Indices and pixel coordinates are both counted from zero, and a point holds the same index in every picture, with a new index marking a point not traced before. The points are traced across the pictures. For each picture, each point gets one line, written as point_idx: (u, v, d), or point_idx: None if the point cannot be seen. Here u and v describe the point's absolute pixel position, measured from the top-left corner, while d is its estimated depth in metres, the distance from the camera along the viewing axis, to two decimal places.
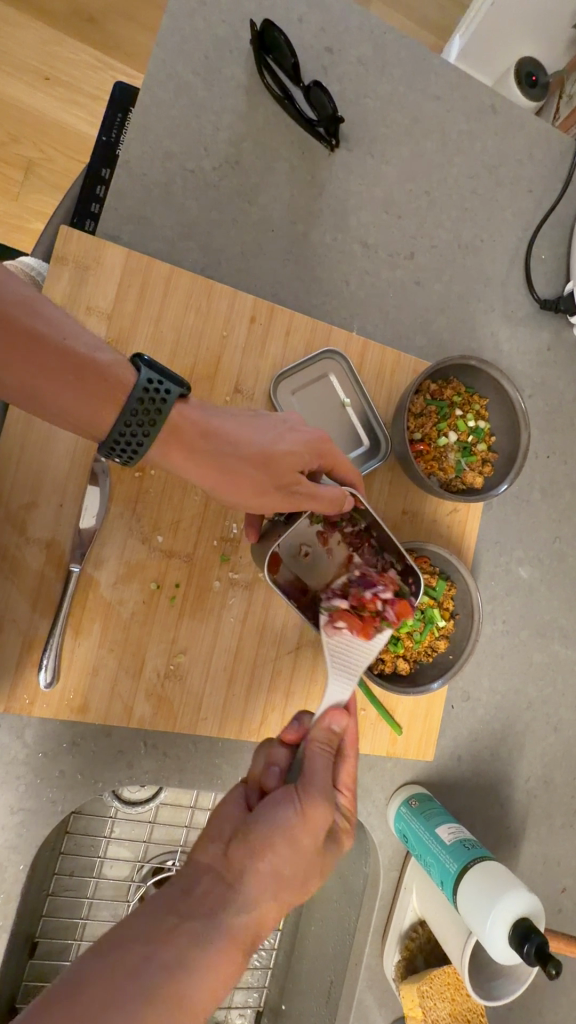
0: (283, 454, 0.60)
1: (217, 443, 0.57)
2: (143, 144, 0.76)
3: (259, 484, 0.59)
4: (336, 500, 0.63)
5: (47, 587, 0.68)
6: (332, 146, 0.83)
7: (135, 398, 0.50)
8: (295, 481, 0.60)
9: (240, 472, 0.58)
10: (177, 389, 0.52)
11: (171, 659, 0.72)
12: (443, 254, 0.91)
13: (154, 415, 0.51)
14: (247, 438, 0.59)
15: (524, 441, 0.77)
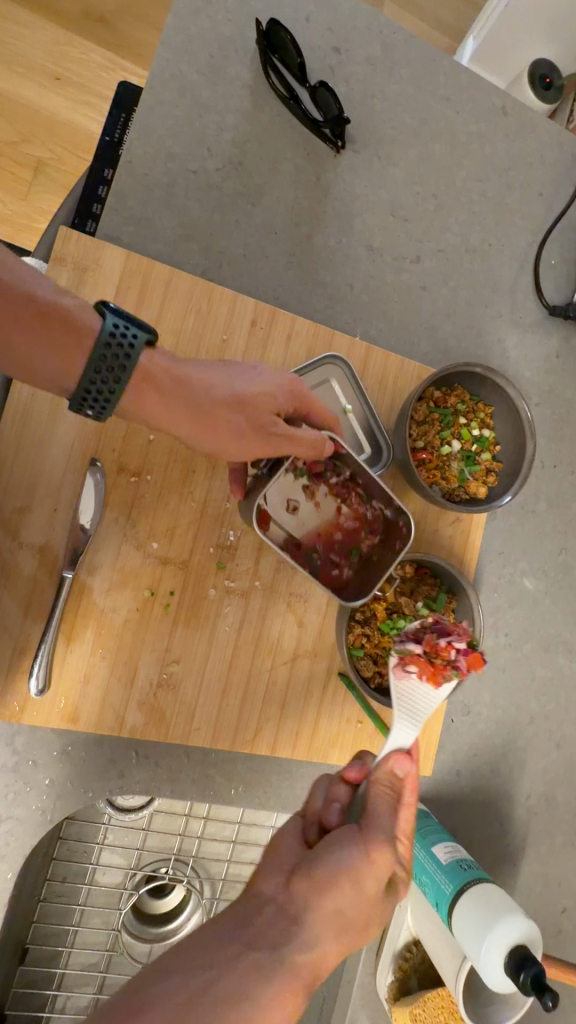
0: (255, 397, 0.60)
1: (190, 389, 0.59)
2: (146, 144, 0.75)
3: (236, 426, 0.59)
4: (316, 446, 0.62)
5: (40, 592, 0.67)
6: (338, 148, 0.82)
7: (103, 343, 0.52)
8: (272, 422, 0.60)
9: (216, 414, 0.59)
10: (144, 335, 0.54)
11: (164, 668, 0.71)
12: (450, 258, 0.89)
13: (124, 362, 0.53)
14: (222, 386, 0.60)
15: (530, 452, 0.75)
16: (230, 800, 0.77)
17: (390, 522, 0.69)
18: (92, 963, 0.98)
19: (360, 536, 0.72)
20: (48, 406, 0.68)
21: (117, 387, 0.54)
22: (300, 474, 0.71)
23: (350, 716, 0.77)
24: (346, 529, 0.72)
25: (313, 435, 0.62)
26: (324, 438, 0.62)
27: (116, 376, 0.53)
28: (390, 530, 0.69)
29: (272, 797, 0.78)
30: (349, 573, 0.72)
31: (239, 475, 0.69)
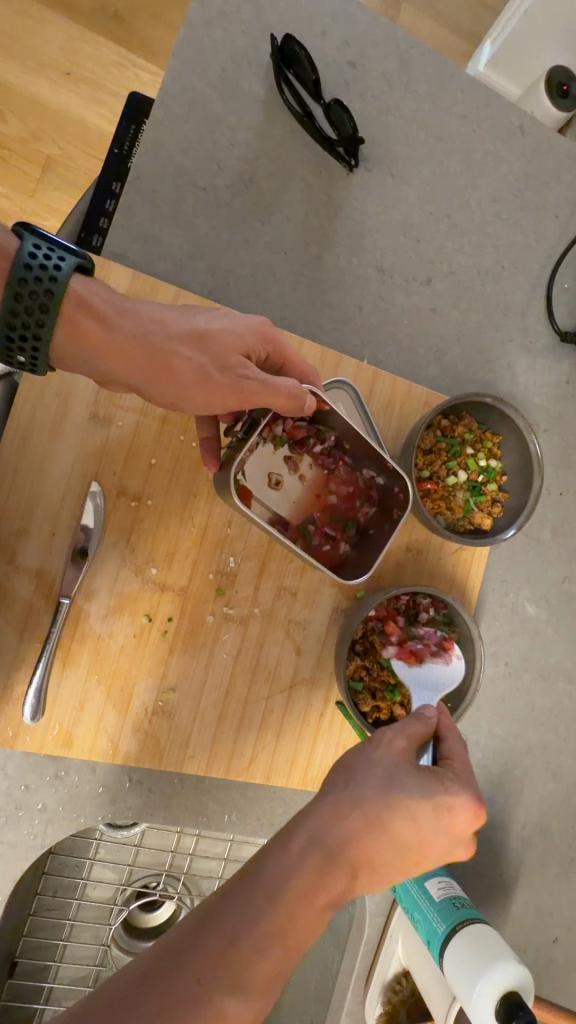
0: (218, 334, 0.60)
1: (138, 319, 0.58)
2: (154, 159, 0.74)
3: (202, 369, 0.59)
4: (294, 398, 0.60)
5: (36, 618, 0.66)
6: (351, 166, 0.81)
7: (23, 263, 0.51)
8: (241, 362, 0.60)
9: (172, 351, 0.58)
10: (71, 257, 0.52)
11: (160, 695, 0.70)
12: (461, 280, 0.87)
13: (49, 283, 0.51)
14: (179, 322, 0.60)
15: (536, 485, 0.74)
16: (223, 827, 0.76)
17: (384, 489, 0.70)
18: (82, 976, 0.99)
19: (354, 506, 0.72)
20: (49, 429, 0.67)
21: (46, 321, 0.53)
22: (281, 444, 0.70)
23: (346, 745, 0.76)
24: (337, 502, 0.72)
25: (291, 384, 0.60)
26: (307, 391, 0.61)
27: (42, 300, 0.52)
28: (386, 498, 0.70)
29: (265, 825, 0.77)
30: (346, 547, 0.72)
31: (212, 450, 0.68)
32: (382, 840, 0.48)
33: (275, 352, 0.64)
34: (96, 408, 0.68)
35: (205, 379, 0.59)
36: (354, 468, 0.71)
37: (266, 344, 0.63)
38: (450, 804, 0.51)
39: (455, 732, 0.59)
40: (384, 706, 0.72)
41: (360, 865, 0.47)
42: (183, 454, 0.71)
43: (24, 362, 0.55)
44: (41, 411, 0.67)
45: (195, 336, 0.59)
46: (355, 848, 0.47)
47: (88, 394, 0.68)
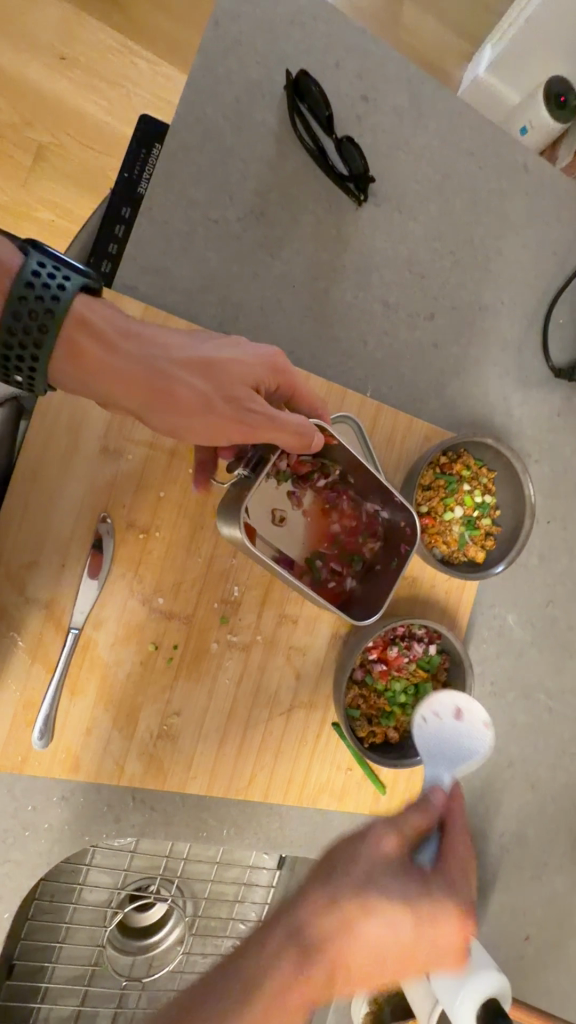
0: (225, 366, 0.60)
1: (145, 348, 0.57)
2: (167, 189, 0.74)
3: (207, 401, 0.59)
4: (303, 434, 0.61)
5: (45, 646, 0.68)
6: (360, 202, 0.82)
7: (24, 282, 0.48)
8: (249, 396, 0.60)
9: (180, 383, 0.58)
10: (77, 278, 0.50)
11: (165, 720, 0.73)
12: (462, 315, 0.90)
13: (52, 304, 0.49)
14: (184, 349, 0.60)
15: (526, 526, 0.78)
16: (222, 841, 0.80)
17: (389, 522, 0.73)
18: (77, 975, 1.02)
19: (358, 538, 0.74)
20: (59, 463, 0.68)
21: (47, 340, 0.50)
22: (284, 480, 0.73)
23: (341, 765, 0.80)
24: (343, 535, 0.74)
25: (300, 421, 0.61)
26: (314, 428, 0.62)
27: (43, 320, 0.49)
28: (391, 534, 0.73)
29: (262, 838, 0.81)
30: (352, 581, 0.75)
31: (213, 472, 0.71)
32: (361, 946, 0.48)
33: (280, 380, 0.64)
34: (107, 443, 0.69)
35: (211, 409, 0.59)
36: (357, 502, 0.73)
37: (276, 375, 0.64)
38: (434, 910, 0.51)
39: (460, 833, 0.55)
40: (379, 730, 0.77)
41: (342, 961, 0.48)
42: (190, 487, 0.73)
43: (19, 381, 0.52)
44: (52, 445, 0.68)
45: (200, 365, 0.59)
46: (336, 950, 0.47)
47: (99, 428, 0.69)
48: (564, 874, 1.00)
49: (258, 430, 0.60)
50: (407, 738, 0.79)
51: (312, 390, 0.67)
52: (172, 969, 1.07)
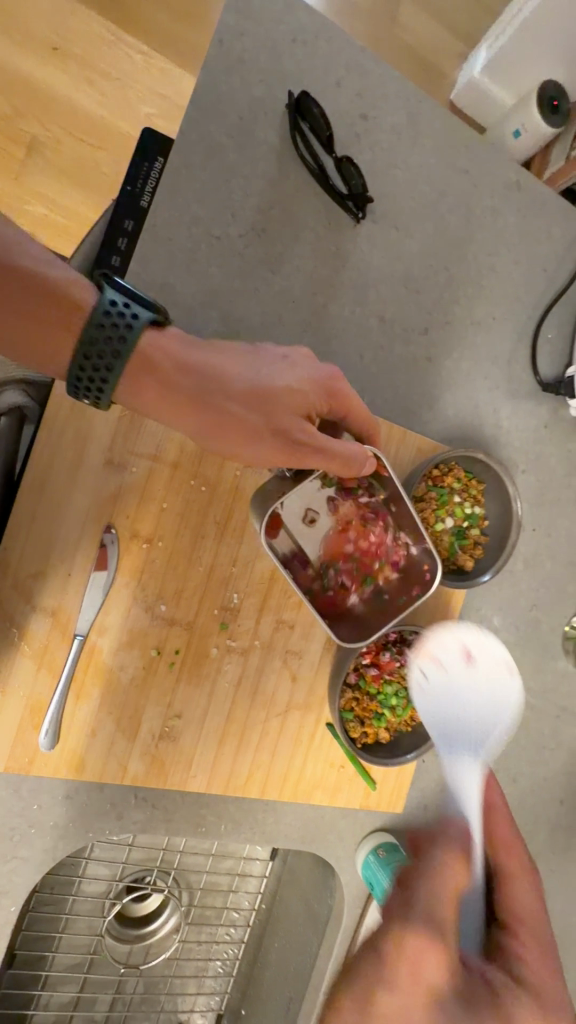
0: (279, 395, 0.64)
1: (201, 377, 0.62)
2: (171, 207, 0.76)
3: (254, 429, 0.63)
4: (351, 461, 0.65)
5: (52, 652, 0.70)
6: (359, 219, 0.84)
7: (101, 314, 0.54)
8: (299, 424, 0.64)
9: (229, 411, 0.62)
10: (145, 312, 0.56)
11: (167, 722, 0.76)
12: (455, 331, 0.93)
13: (124, 333, 0.55)
14: (237, 377, 0.64)
15: (512, 539, 0.82)
16: (220, 835, 0.83)
17: (413, 559, 0.75)
18: (76, 964, 1.05)
19: (379, 559, 0.76)
20: (65, 475, 0.70)
21: (116, 365, 0.56)
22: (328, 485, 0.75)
23: (334, 762, 0.84)
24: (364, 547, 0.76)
25: (350, 450, 0.65)
26: (361, 457, 0.65)
27: (115, 347, 0.55)
28: (414, 566, 0.75)
29: (258, 832, 0.85)
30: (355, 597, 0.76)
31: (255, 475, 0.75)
32: None
33: (333, 406, 0.67)
34: (112, 456, 0.71)
35: (259, 436, 0.63)
36: (392, 527, 0.76)
37: (331, 404, 0.67)
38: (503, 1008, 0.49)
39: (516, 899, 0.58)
40: (370, 730, 0.80)
41: None
42: (192, 498, 0.75)
43: (85, 400, 0.57)
44: (58, 458, 0.70)
45: (254, 395, 0.63)
46: None
47: (103, 441, 0.71)
48: (542, 863, 1.05)
49: (303, 460, 0.64)
50: (397, 737, 0.82)
51: (367, 413, 0.69)
52: (168, 956, 1.11)
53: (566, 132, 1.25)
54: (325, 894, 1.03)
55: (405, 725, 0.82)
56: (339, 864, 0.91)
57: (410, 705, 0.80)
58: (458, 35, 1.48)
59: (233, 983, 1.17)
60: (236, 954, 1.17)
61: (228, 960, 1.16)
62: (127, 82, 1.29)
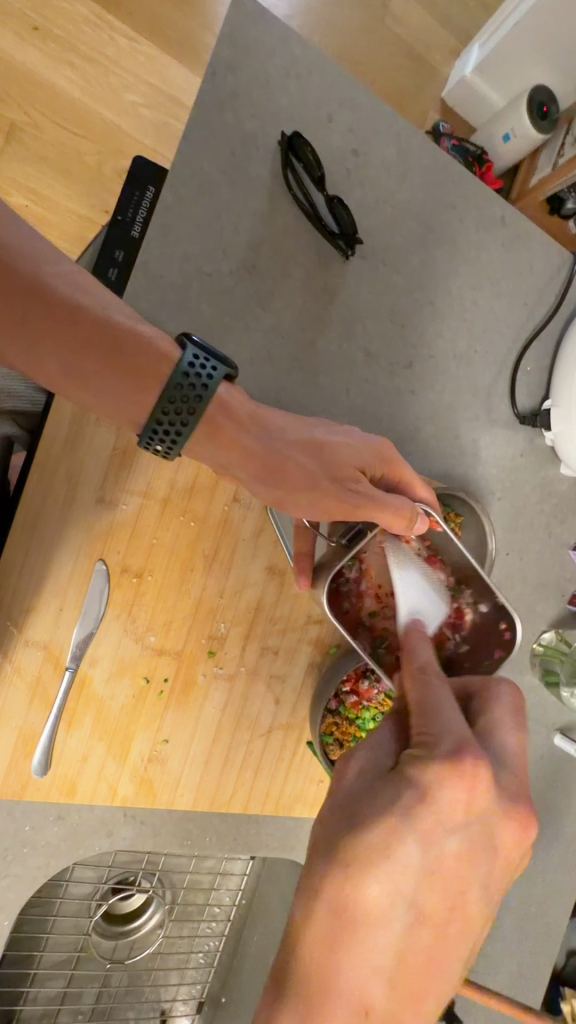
0: (339, 455, 0.68)
1: (264, 433, 0.65)
2: (162, 244, 0.76)
3: (313, 478, 0.66)
4: (404, 510, 0.66)
5: (44, 684, 0.73)
6: (348, 256, 0.85)
7: (181, 372, 0.56)
8: (354, 478, 0.67)
9: (289, 463, 0.66)
10: (223, 368, 0.58)
11: (156, 746, 0.79)
12: (438, 364, 0.95)
13: (201, 391, 0.57)
14: (298, 435, 0.67)
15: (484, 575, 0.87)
16: (205, 847, 0.88)
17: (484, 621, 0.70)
18: (64, 960, 1.10)
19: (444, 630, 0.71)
20: (58, 513, 0.72)
21: (192, 418, 0.59)
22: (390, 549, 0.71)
23: (314, 777, 0.88)
24: None
25: (404, 502, 0.66)
26: (413, 508, 0.67)
27: (192, 404, 0.57)
28: (487, 627, 0.70)
29: (241, 842, 0.90)
30: None
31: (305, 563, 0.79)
32: (374, 891, 0.50)
33: (386, 468, 0.71)
34: (104, 494, 0.73)
35: (316, 486, 0.67)
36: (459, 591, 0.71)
37: (384, 465, 0.71)
38: (431, 792, 0.52)
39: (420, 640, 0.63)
40: (348, 751, 0.85)
41: (353, 909, 0.50)
42: (183, 532, 0.77)
43: (157, 447, 0.60)
44: (51, 497, 0.72)
45: (313, 447, 0.67)
46: (351, 908, 0.50)
47: (95, 480, 0.73)
48: None
49: (359, 512, 0.66)
50: None
51: (421, 477, 0.72)
52: (152, 951, 1.16)
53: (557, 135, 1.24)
54: None
55: None
56: None
57: None
58: (449, 39, 1.47)
59: (213, 973, 1.22)
60: (217, 948, 1.23)
61: (209, 954, 1.22)
62: (114, 79, 1.26)
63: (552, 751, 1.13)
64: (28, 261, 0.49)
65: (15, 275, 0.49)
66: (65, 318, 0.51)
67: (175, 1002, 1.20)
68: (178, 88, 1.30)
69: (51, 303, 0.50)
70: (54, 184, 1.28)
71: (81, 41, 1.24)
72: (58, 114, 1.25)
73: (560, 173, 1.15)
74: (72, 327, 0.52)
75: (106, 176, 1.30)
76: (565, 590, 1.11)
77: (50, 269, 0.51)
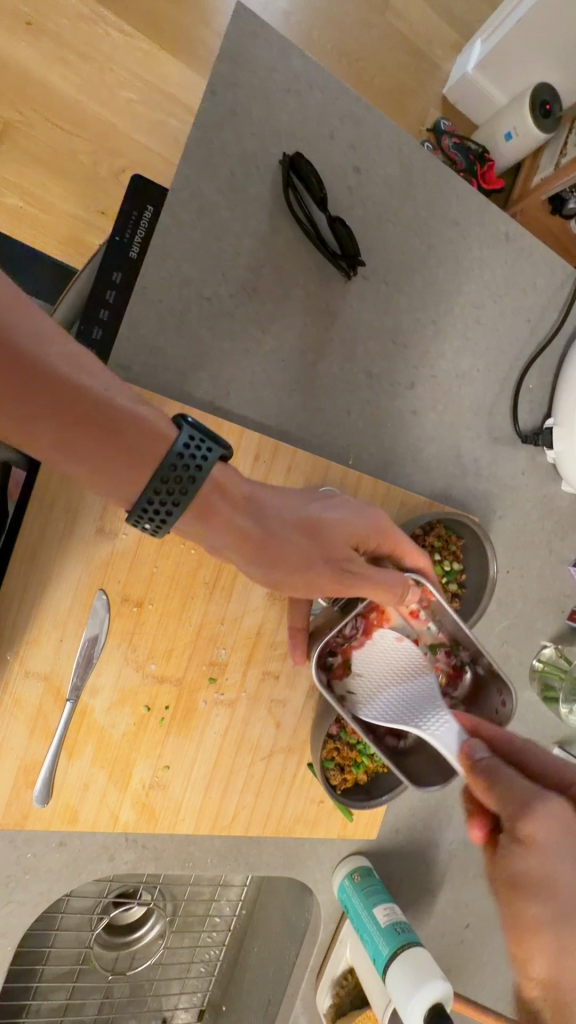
0: (333, 532, 0.68)
1: (257, 507, 0.64)
2: (161, 268, 0.75)
3: (310, 556, 0.66)
4: (388, 584, 0.70)
5: (45, 716, 0.73)
6: (349, 276, 0.84)
7: (175, 454, 0.55)
8: (348, 557, 0.69)
9: (285, 541, 0.65)
10: (219, 449, 0.58)
11: (157, 772, 0.79)
12: (441, 384, 0.94)
13: (193, 473, 0.56)
14: (290, 509, 0.66)
15: (484, 601, 0.87)
16: (206, 867, 0.89)
17: (480, 679, 0.76)
18: (65, 972, 1.10)
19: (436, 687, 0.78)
20: (57, 545, 0.72)
21: (182, 499, 0.57)
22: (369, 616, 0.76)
23: (314, 799, 0.89)
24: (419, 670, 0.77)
25: (390, 577, 0.70)
26: (404, 584, 0.71)
27: (183, 485, 0.56)
28: (484, 683, 0.76)
29: (243, 861, 0.91)
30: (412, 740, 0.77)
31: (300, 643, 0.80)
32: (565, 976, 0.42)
33: (380, 538, 0.72)
34: (103, 524, 0.73)
35: (312, 569, 0.67)
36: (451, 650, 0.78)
37: (374, 536, 0.72)
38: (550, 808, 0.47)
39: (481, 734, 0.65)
40: (350, 776, 0.85)
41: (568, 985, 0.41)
42: (182, 561, 0.77)
43: (145, 524, 0.58)
44: (50, 528, 0.71)
45: (309, 525, 0.67)
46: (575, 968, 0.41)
47: (95, 511, 0.72)
48: None
49: (354, 588, 0.69)
50: (373, 777, 0.88)
51: (417, 547, 0.74)
52: (154, 961, 1.16)
53: (559, 137, 1.23)
54: (303, 909, 1.10)
55: (381, 769, 0.87)
56: (317, 887, 0.97)
57: None
58: (452, 36, 1.44)
59: (214, 982, 1.24)
60: (218, 959, 1.24)
61: (210, 964, 1.23)
62: (109, 77, 1.23)
63: None
64: (30, 343, 0.44)
65: (16, 358, 0.44)
66: (68, 403, 0.47)
67: (176, 1012, 1.21)
68: (176, 87, 1.27)
69: (57, 392, 0.46)
70: (49, 184, 1.26)
71: (72, 34, 1.20)
72: (52, 112, 1.22)
73: (560, 177, 1.14)
74: (75, 413, 0.48)
75: (100, 176, 1.28)
76: (564, 604, 1.11)
77: (54, 350, 0.46)
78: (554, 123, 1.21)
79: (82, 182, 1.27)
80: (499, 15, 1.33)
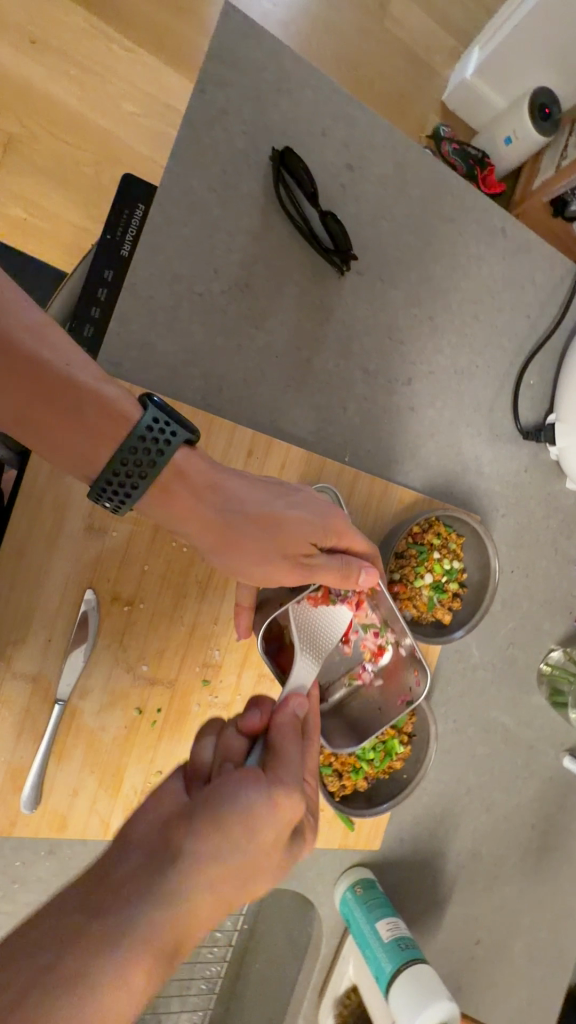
0: (293, 526, 0.65)
1: (223, 497, 0.62)
2: (152, 264, 0.74)
3: (269, 551, 0.64)
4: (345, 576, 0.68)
5: (33, 718, 0.71)
6: (343, 271, 0.83)
7: (138, 434, 0.52)
8: (307, 552, 0.66)
9: (244, 533, 0.63)
10: (183, 431, 0.55)
11: (149, 777, 0.77)
12: (439, 379, 0.93)
13: (156, 455, 0.54)
14: (251, 501, 0.64)
15: (486, 601, 0.85)
16: None
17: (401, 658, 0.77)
18: None
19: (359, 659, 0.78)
20: (45, 543, 0.70)
21: (144, 480, 0.55)
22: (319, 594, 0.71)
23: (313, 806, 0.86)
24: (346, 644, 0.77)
25: (349, 568, 0.68)
26: (358, 572, 0.69)
27: (144, 467, 0.54)
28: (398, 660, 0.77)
29: None
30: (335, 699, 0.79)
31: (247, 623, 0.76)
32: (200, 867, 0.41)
33: (341, 532, 0.69)
34: (92, 522, 0.72)
35: (268, 563, 0.64)
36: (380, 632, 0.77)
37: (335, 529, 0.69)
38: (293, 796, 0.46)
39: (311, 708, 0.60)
40: (349, 783, 0.82)
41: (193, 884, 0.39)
42: (173, 560, 0.75)
43: (106, 502, 0.56)
44: (37, 526, 0.70)
45: (270, 519, 0.64)
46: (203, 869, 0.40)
47: (84, 509, 0.71)
48: (514, 886, 1.06)
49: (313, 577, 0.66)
50: (374, 784, 0.85)
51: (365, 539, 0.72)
52: None
53: (559, 137, 1.22)
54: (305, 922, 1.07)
55: (382, 775, 0.84)
56: (318, 899, 0.94)
57: (387, 757, 0.82)
58: (450, 40, 1.44)
59: None
60: None
61: None
62: (109, 85, 1.24)
63: (562, 772, 1.09)
64: None
65: None
66: (29, 378, 0.46)
67: None
68: (174, 95, 1.28)
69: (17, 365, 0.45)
70: (49, 192, 1.27)
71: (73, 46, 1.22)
72: (54, 123, 1.23)
73: (562, 176, 1.13)
74: (33, 389, 0.47)
75: (102, 187, 1.29)
76: (572, 607, 1.08)
77: (15, 322, 0.45)
78: (553, 122, 1.20)
79: (83, 191, 1.28)
80: (496, 19, 1.33)
